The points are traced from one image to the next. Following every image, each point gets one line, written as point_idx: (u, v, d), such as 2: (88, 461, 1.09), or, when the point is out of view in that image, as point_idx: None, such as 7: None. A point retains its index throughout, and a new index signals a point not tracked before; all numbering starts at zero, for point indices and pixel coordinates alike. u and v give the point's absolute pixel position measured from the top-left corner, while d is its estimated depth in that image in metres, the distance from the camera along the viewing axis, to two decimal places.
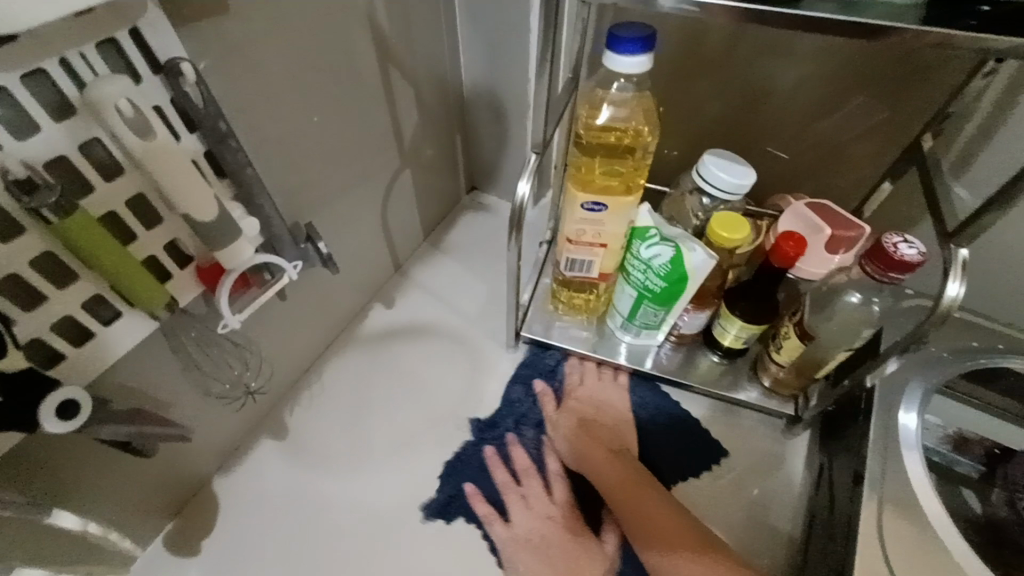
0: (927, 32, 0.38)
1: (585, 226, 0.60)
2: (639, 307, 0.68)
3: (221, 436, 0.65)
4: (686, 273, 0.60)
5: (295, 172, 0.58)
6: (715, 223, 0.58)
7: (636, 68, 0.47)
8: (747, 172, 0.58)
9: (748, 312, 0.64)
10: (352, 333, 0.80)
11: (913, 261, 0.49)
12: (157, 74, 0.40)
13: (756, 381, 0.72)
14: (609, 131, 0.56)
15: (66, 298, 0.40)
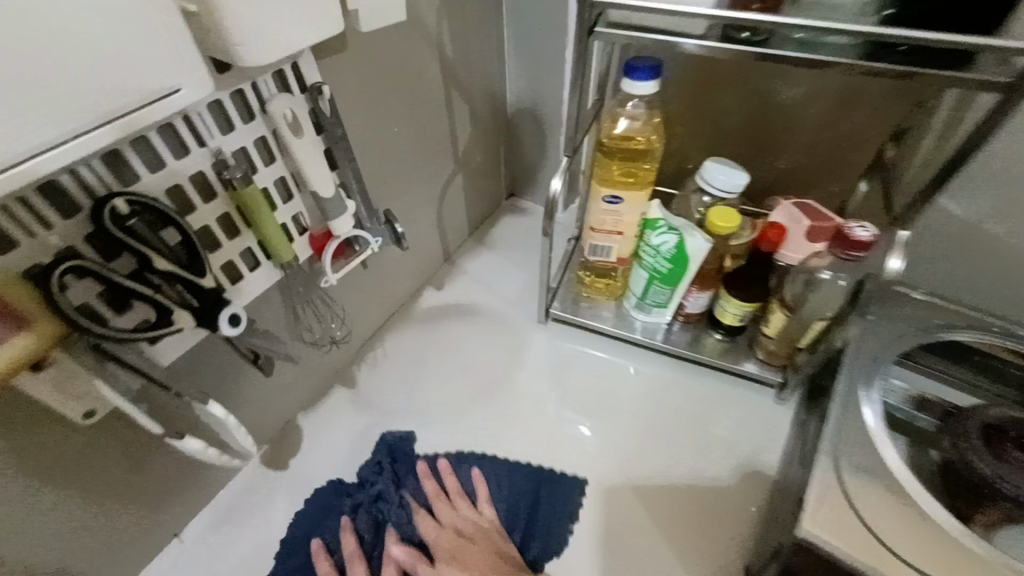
0: (859, 65, 0.51)
1: (606, 216, 0.75)
2: (650, 288, 0.82)
3: (308, 381, 0.81)
4: (689, 255, 0.74)
5: (379, 167, 0.75)
6: (710, 216, 0.72)
7: (645, 90, 0.61)
8: (741, 174, 0.72)
9: (743, 291, 0.76)
10: (409, 309, 0.95)
11: (866, 241, 0.61)
12: (304, 93, 0.57)
13: (754, 357, 0.84)
14: (626, 140, 0.70)
15: (232, 247, 0.56)
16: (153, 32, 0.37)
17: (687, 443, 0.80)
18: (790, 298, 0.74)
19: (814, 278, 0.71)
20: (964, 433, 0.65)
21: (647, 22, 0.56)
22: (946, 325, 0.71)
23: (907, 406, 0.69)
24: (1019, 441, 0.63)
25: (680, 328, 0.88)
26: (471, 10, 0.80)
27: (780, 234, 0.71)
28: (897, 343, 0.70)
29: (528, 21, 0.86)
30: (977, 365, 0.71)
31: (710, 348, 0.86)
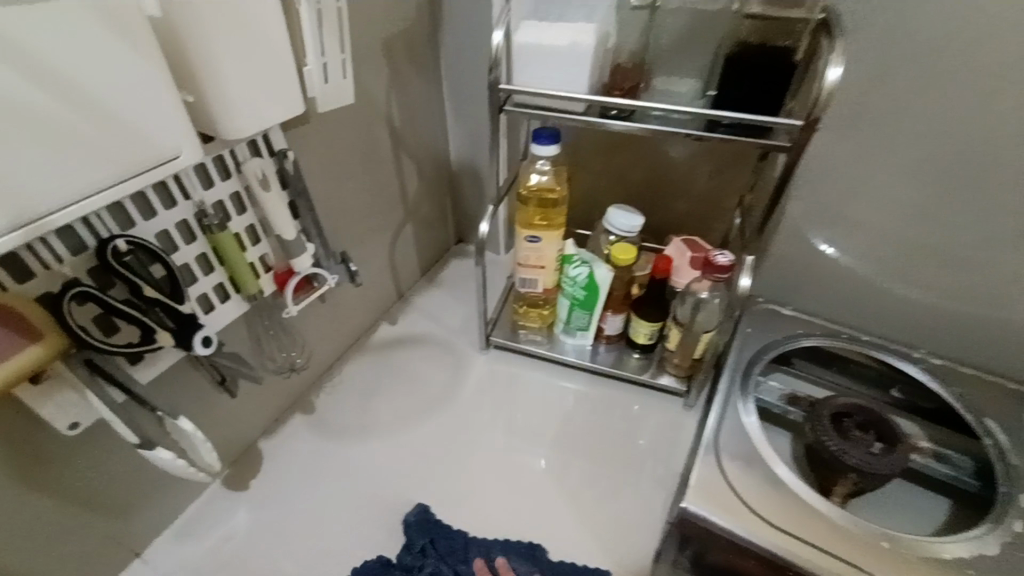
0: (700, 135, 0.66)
1: (529, 252, 0.90)
2: (572, 313, 0.96)
3: (270, 406, 0.90)
4: (598, 282, 0.90)
5: (337, 215, 0.88)
6: (612, 251, 0.87)
7: (548, 151, 0.78)
8: (637, 216, 0.88)
9: (647, 312, 0.92)
10: (365, 342, 1.06)
11: (725, 264, 0.77)
12: (272, 156, 0.70)
13: (666, 372, 0.97)
14: (541, 191, 0.86)
15: (207, 281, 0.68)
16: (153, 116, 0.50)
17: (612, 448, 0.92)
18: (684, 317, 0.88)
19: (698, 299, 0.85)
20: (819, 418, 0.78)
21: (544, 104, 0.73)
22: (802, 333, 0.89)
23: (782, 402, 0.85)
24: (859, 423, 0.77)
25: (604, 349, 1.02)
26: (414, 89, 0.96)
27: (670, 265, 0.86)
28: (766, 347, 0.87)
29: (464, 97, 1.04)
30: (844, 370, 0.90)
31: (629, 365, 1.00)
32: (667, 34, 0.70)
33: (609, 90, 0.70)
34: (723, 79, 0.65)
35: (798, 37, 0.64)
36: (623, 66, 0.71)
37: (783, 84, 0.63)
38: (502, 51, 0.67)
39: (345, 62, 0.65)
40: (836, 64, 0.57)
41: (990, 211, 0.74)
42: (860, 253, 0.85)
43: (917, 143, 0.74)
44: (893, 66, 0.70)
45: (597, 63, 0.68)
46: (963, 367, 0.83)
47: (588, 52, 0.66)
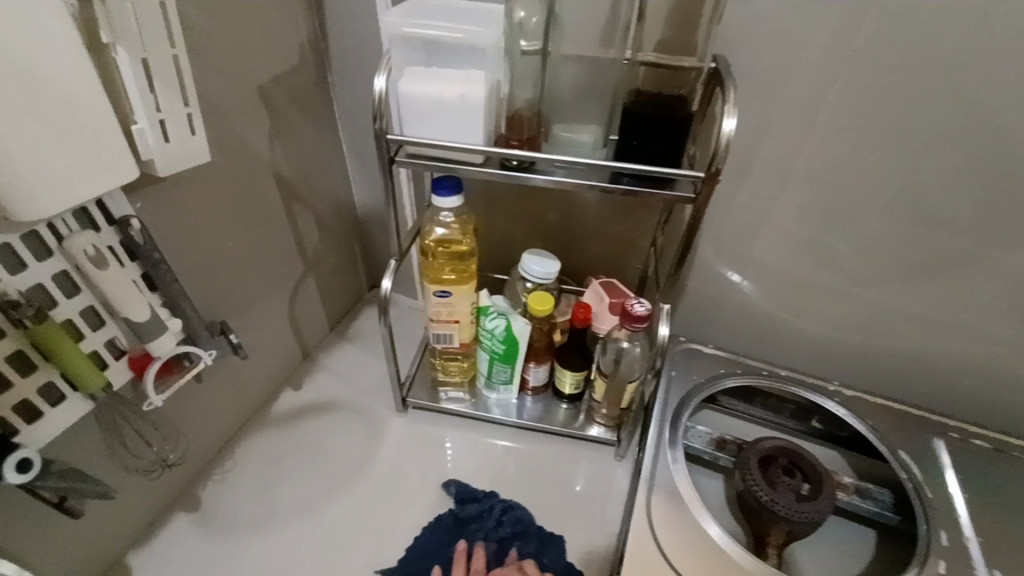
0: (605, 190, 0.63)
1: (440, 308, 0.83)
2: (492, 367, 0.90)
3: (140, 510, 0.75)
4: (516, 336, 0.84)
5: (213, 283, 0.76)
6: (528, 301, 0.82)
7: (450, 204, 0.71)
8: (553, 262, 0.84)
9: (569, 362, 0.87)
10: (264, 415, 0.93)
11: (642, 313, 0.73)
12: (112, 225, 0.59)
13: (594, 421, 0.93)
14: (447, 242, 0.80)
15: (26, 384, 0.54)
16: None
17: (549, 511, 0.86)
18: (607, 366, 0.84)
19: (619, 347, 0.82)
20: (746, 465, 0.75)
21: (439, 155, 0.67)
22: (725, 373, 0.87)
23: (710, 447, 0.82)
24: (785, 466, 0.75)
25: (531, 401, 0.96)
26: (305, 136, 0.87)
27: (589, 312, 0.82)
28: (692, 391, 0.85)
29: (364, 139, 0.95)
30: (766, 405, 0.90)
31: (557, 416, 0.94)
32: (564, 83, 0.66)
33: (507, 141, 0.67)
34: (623, 127, 0.63)
35: (691, 85, 0.62)
36: (520, 116, 0.67)
37: (681, 135, 0.62)
38: (386, 100, 0.60)
39: (189, 116, 0.59)
40: (730, 115, 0.56)
41: (882, 246, 0.77)
42: (771, 290, 0.85)
43: (814, 185, 0.75)
44: (786, 113, 0.71)
45: (491, 112, 0.64)
46: (873, 396, 0.83)
47: (480, 102, 0.61)
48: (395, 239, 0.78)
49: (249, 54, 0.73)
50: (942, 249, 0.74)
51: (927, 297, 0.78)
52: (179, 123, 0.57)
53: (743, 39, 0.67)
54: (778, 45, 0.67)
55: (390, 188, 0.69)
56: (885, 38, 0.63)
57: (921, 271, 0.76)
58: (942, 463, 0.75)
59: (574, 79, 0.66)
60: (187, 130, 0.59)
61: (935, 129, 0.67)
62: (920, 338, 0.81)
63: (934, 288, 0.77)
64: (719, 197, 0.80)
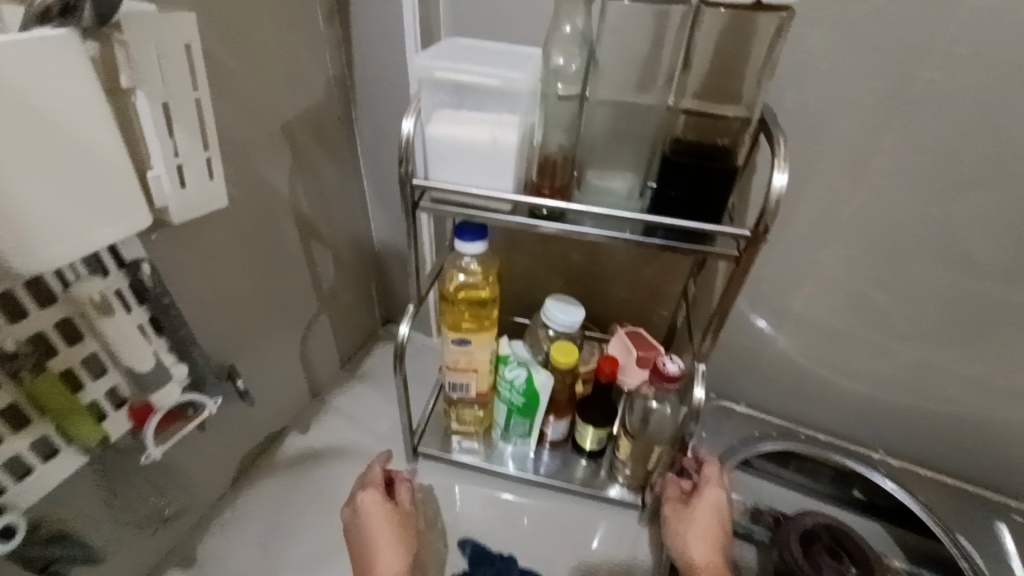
0: (642, 244, 0.60)
1: (458, 356, 0.79)
2: (509, 418, 0.85)
3: (132, 563, 0.70)
4: (538, 389, 0.79)
5: (224, 324, 0.72)
6: (552, 352, 0.77)
7: (474, 250, 0.67)
8: (577, 311, 0.79)
9: (592, 417, 0.82)
10: (268, 460, 0.88)
11: (674, 372, 0.69)
12: (122, 268, 0.56)
13: (616, 480, 0.87)
14: (468, 287, 0.76)
15: (18, 440, 0.51)
16: None
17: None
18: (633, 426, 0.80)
19: (648, 406, 0.77)
20: (786, 544, 0.69)
21: (465, 200, 0.64)
22: (762, 436, 0.83)
23: (743, 520, 0.78)
24: (829, 546, 0.69)
25: (549, 455, 0.90)
26: (326, 172, 0.85)
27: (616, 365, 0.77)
28: (727, 456, 0.81)
29: (386, 174, 0.92)
30: (804, 470, 0.84)
31: (575, 473, 0.88)
32: (597, 131, 0.63)
33: (536, 189, 0.65)
34: (661, 177, 0.59)
35: (737, 135, 0.58)
36: (552, 159, 0.64)
37: (723, 190, 0.58)
38: (413, 144, 0.57)
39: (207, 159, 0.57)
40: (781, 169, 0.53)
41: (935, 307, 0.71)
42: (809, 348, 0.80)
43: (860, 240, 0.71)
44: (832, 166, 0.67)
45: (523, 159, 0.61)
46: (921, 468, 0.79)
47: (511, 149, 0.59)
48: (415, 284, 0.74)
49: (273, 94, 0.71)
50: (1001, 313, 0.69)
51: (985, 365, 0.72)
52: (195, 165, 0.56)
53: (789, 88, 0.64)
54: (824, 96, 0.64)
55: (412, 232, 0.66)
56: (943, 94, 0.60)
57: (977, 335, 0.71)
58: (1008, 551, 0.71)
59: (608, 126, 0.63)
60: (203, 173, 0.57)
61: (993, 189, 0.62)
62: (975, 408, 0.74)
63: (991, 354, 0.71)
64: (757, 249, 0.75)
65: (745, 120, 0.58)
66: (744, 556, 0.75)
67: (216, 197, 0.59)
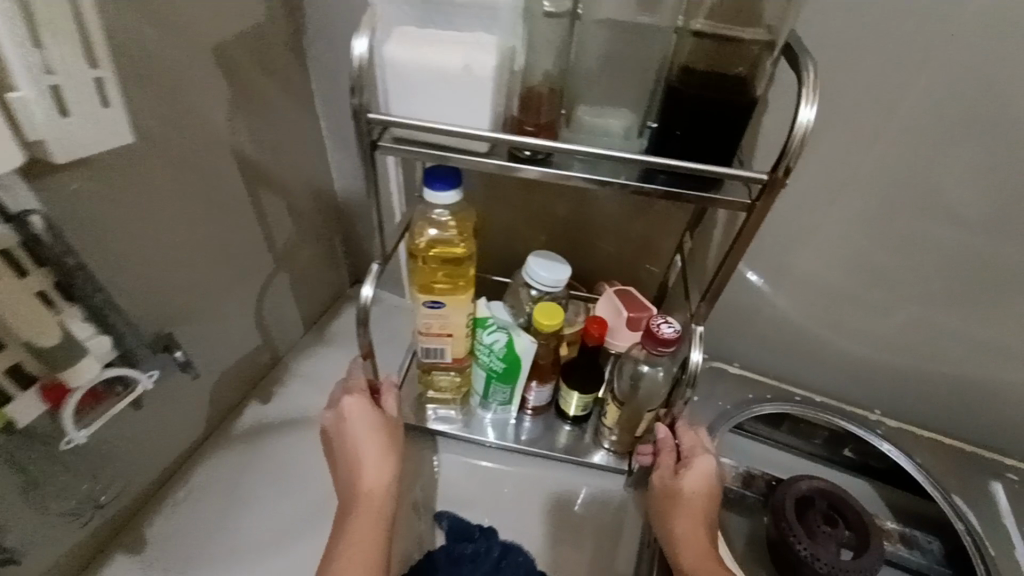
0: (640, 189, 0.52)
1: (430, 320, 0.71)
2: (489, 386, 0.78)
3: (63, 553, 0.63)
4: (519, 354, 0.73)
5: (162, 285, 0.63)
6: (535, 314, 0.70)
7: (447, 201, 0.57)
8: (563, 268, 0.72)
9: (579, 381, 0.76)
10: (223, 433, 0.80)
11: (670, 336, 0.62)
12: (6, 224, 0.46)
13: (600, 445, 0.83)
14: (440, 243, 0.68)
15: None
16: None
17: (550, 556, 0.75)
18: (622, 393, 0.74)
19: (638, 372, 0.72)
20: (781, 510, 0.67)
21: (433, 140, 0.55)
22: (758, 399, 0.79)
23: (736, 485, 0.74)
24: (824, 513, 0.67)
25: (530, 421, 0.85)
26: (274, 107, 0.73)
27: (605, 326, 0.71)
28: (719, 421, 0.77)
29: (346, 112, 0.80)
30: (795, 431, 0.81)
31: (558, 439, 0.83)
32: (590, 59, 0.53)
33: (519, 127, 0.55)
34: (666, 113, 0.50)
35: (758, 65, 0.48)
36: (534, 91, 0.54)
37: (737, 129, 0.50)
38: (366, 69, 0.47)
39: (99, 81, 0.48)
40: (810, 102, 0.45)
41: (948, 262, 0.67)
42: (808, 306, 0.76)
43: (876, 189, 0.65)
44: (856, 103, 0.60)
45: (502, 90, 0.51)
46: (917, 429, 0.78)
47: (490, 76, 0.48)
48: (380, 239, 0.65)
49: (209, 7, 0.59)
50: (1016, 271, 0.65)
51: (990, 324, 0.69)
52: (81, 86, 0.46)
53: (817, 9, 0.56)
54: (857, 19, 0.56)
55: (372, 180, 0.57)
56: (992, 19, 0.53)
57: (986, 294, 0.68)
58: (1001, 510, 0.70)
59: (602, 53, 0.53)
60: (94, 100, 0.48)
61: None
62: (975, 367, 0.73)
63: (999, 312, 0.68)
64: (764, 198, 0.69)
65: (769, 47, 0.48)
66: (736, 519, 0.74)
67: (117, 130, 0.51)
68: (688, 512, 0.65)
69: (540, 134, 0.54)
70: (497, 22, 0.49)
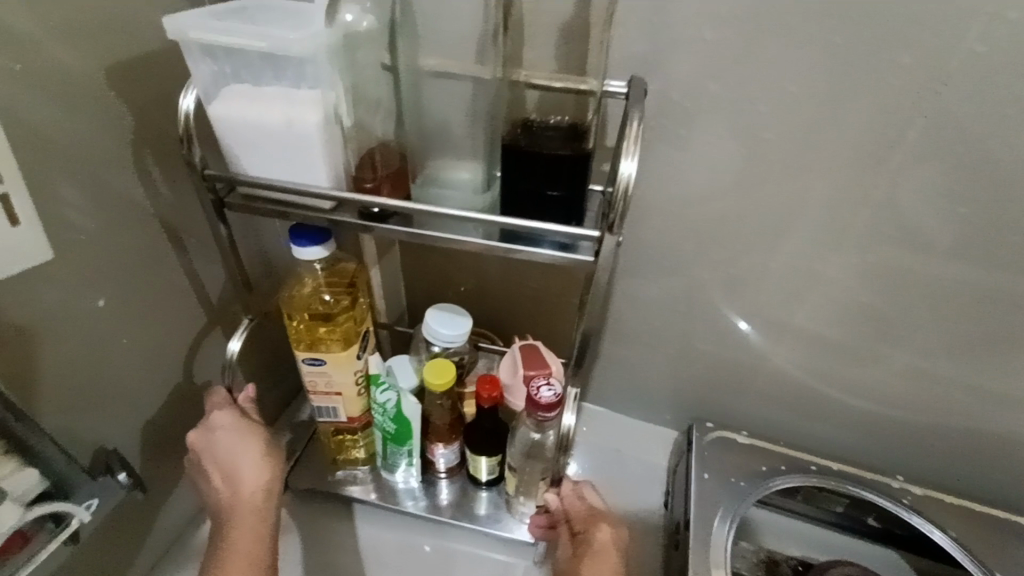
0: (500, 248, 0.55)
1: (315, 378, 0.68)
2: (386, 448, 0.74)
3: None
4: (409, 417, 0.69)
5: (105, 390, 0.58)
6: (425, 372, 0.66)
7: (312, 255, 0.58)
8: (462, 322, 0.69)
9: (480, 444, 0.73)
10: (186, 548, 0.72)
11: (550, 400, 0.61)
12: None
13: (517, 517, 0.76)
14: (316, 301, 0.66)
15: None
16: None
17: None
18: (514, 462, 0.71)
19: (529, 439, 0.69)
20: None
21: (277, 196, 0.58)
22: (771, 472, 0.73)
23: (759, 573, 0.70)
24: None
25: (447, 485, 0.79)
26: None
27: (498, 387, 0.67)
28: (737, 504, 0.70)
29: None
30: (810, 500, 0.75)
31: (476, 507, 0.77)
32: (435, 112, 0.55)
33: (358, 183, 0.57)
34: (505, 169, 0.54)
35: (581, 112, 0.53)
36: (387, 148, 0.57)
37: (572, 187, 0.52)
38: (193, 120, 0.53)
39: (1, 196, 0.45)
40: (630, 155, 0.49)
41: (953, 313, 0.64)
42: (809, 361, 0.73)
43: (873, 245, 0.63)
44: (841, 158, 0.59)
45: (338, 145, 0.54)
46: (944, 495, 0.72)
47: (310, 132, 0.51)
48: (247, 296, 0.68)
49: (164, 92, 0.57)
50: None
51: (1005, 376, 0.66)
52: None
53: (795, 68, 0.55)
54: (838, 77, 0.55)
55: (228, 234, 0.61)
56: (985, 71, 0.51)
57: (999, 347, 0.64)
58: None
59: (460, 108, 0.54)
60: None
61: None
62: (992, 420, 0.69)
63: (1016, 364, 0.64)
64: (756, 254, 0.67)
65: (581, 94, 0.52)
66: None
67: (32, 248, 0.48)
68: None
69: (381, 186, 0.57)
70: (320, 78, 0.50)
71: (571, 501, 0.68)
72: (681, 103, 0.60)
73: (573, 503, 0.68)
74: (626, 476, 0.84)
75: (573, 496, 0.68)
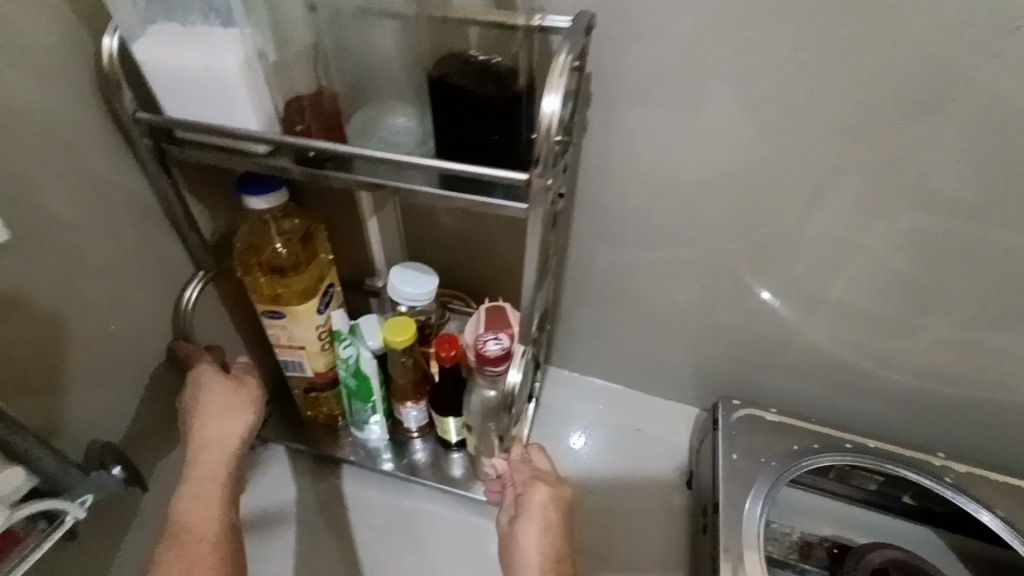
0: (438, 195, 0.51)
1: (276, 331, 0.67)
2: (352, 405, 0.74)
3: None
4: (366, 374, 0.68)
5: (82, 376, 0.56)
6: (384, 330, 0.63)
7: (261, 206, 0.58)
8: (428, 280, 0.66)
9: (439, 403, 0.71)
10: None
11: (495, 354, 0.62)
12: None
13: (481, 479, 0.76)
14: (270, 252, 0.65)
15: None
16: None
17: None
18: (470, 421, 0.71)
19: (486, 399, 0.68)
20: None
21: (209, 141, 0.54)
22: (809, 451, 0.70)
23: (792, 556, 0.68)
24: None
25: (421, 445, 0.79)
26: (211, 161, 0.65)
27: (455, 346, 0.65)
28: (781, 477, 0.67)
29: None
30: (845, 479, 0.72)
31: (450, 469, 0.77)
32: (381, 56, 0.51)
33: (287, 126, 0.52)
34: (438, 108, 0.48)
35: (508, 46, 0.49)
36: (324, 90, 0.52)
37: (505, 130, 0.47)
38: (115, 61, 0.49)
39: None
40: (553, 91, 0.44)
41: (1014, 281, 0.58)
42: (845, 335, 0.68)
43: (924, 209, 0.57)
44: (897, 111, 0.52)
45: (260, 87, 0.49)
46: (989, 472, 0.68)
47: (225, 69, 0.46)
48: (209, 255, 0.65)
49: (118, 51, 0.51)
50: None
51: None
52: None
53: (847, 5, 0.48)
54: (898, 15, 0.47)
55: (167, 185, 0.58)
56: None
57: None
58: None
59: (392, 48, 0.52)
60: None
61: None
62: None
63: None
64: (791, 220, 0.62)
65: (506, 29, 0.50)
66: None
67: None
68: (522, 539, 0.61)
69: (312, 130, 0.52)
70: (235, 10, 0.45)
71: (515, 472, 0.68)
72: (710, 49, 0.53)
73: (517, 472, 0.67)
74: (648, 453, 0.81)
75: (516, 463, 0.68)
